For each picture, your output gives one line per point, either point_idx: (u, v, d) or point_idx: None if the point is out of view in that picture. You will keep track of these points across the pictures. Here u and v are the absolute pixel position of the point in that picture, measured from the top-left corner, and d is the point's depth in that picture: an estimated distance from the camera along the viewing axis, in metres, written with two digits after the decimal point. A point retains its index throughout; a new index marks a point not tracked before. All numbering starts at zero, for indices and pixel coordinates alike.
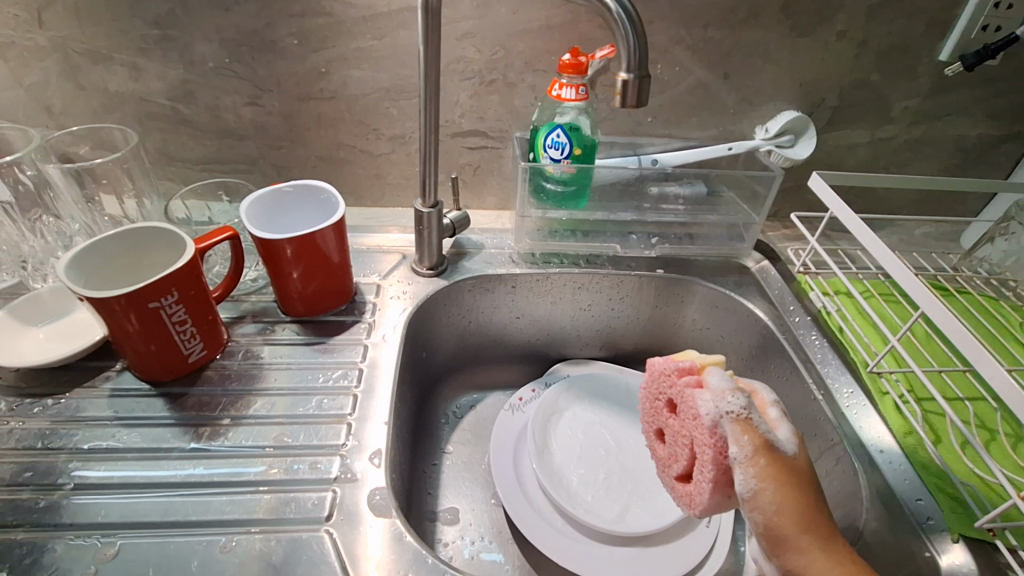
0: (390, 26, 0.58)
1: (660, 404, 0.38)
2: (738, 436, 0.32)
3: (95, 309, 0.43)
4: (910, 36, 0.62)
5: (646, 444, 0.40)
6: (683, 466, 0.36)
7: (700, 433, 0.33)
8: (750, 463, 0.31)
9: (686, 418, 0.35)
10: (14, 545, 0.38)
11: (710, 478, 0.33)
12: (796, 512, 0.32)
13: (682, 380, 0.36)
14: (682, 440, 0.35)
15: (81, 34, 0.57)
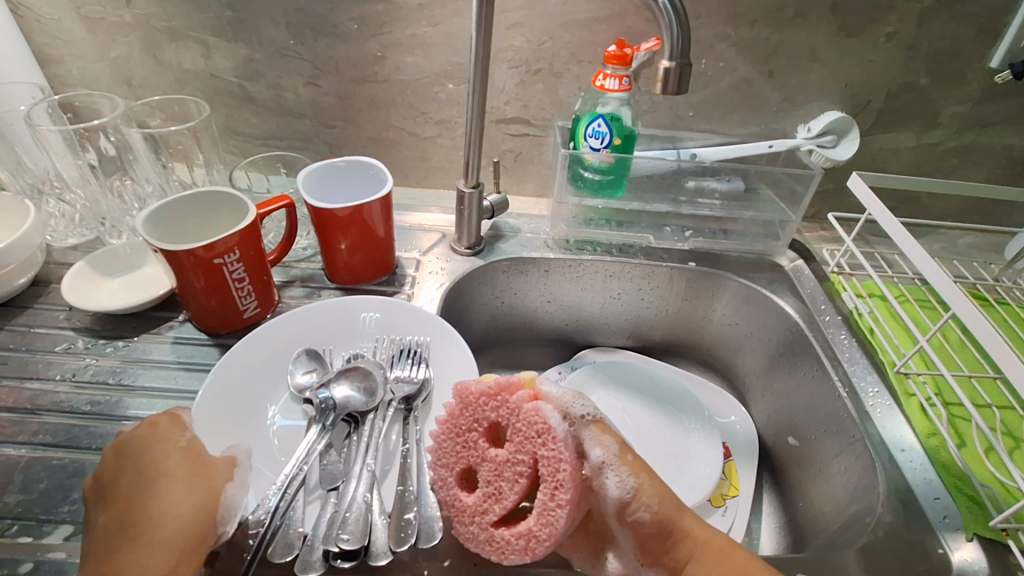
0: (444, 13, 0.61)
1: (480, 438, 0.33)
2: (598, 437, 0.33)
3: (167, 261, 0.47)
4: (962, 41, 0.61)
5: (455, 496, 0.34)
6: (514, 501, 0.32)
7: (551, 453, 0.30)
8: (617, 463, 0.33)
9: (523, 439, 0.31)
10: (87, 464, 0.43)
11: (565, 503, 0.30)
12: (668, 508, 0.34)
13: (512, 398, 0.32)
14: (515, 469, 0.32)
15: (163, 13, 0.62)
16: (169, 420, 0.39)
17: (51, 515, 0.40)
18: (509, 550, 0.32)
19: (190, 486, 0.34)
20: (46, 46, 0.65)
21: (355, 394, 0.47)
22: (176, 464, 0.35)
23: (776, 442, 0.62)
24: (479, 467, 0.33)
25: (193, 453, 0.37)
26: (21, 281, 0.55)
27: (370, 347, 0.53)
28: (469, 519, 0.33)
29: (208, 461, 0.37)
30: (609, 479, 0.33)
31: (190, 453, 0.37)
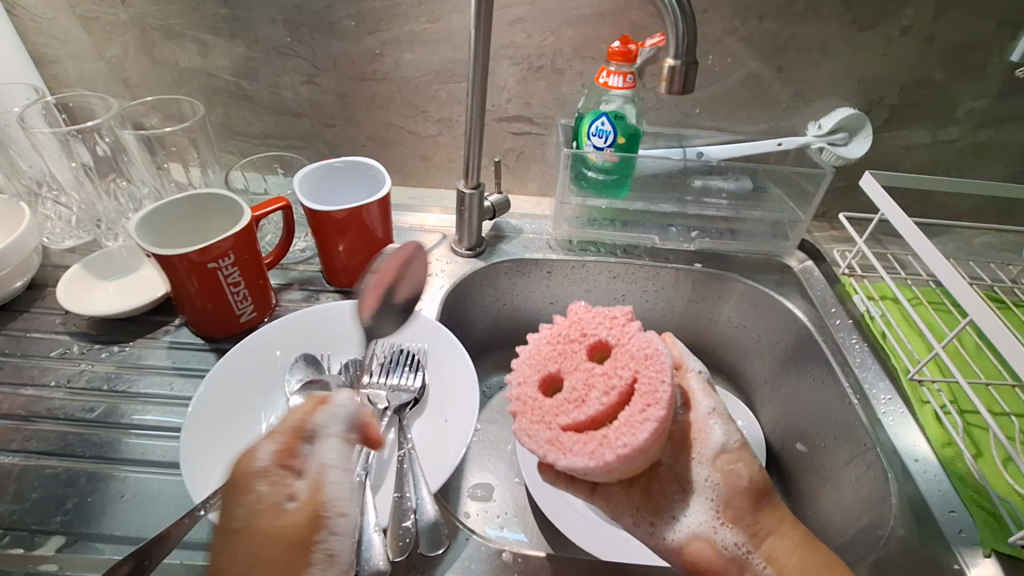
0: (443, 9, 0.60)
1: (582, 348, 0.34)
2: (707, 393, 0.37)
3: (160, 266, 0.46)
4: (981, 34, 0.59)
5: (527, 394, 0.33)
6: (596, 407, 0.31)
7: (654, 368, 0.31)
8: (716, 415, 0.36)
9: (628, 355, 0.33)
10: (80, 474, 0.42)
11: (653, 414, 0.29)
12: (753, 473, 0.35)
13: (628, 322, 0.35)
14: (610, 376, 0.32)
15: (158, 12, 0.61)
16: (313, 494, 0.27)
17: (43, 525, 0.40)
18: (572, 453, 0.30)
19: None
20: (42, 46, 0.64)
21: None
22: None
23: (784, 448, 0.60)
24: (570, 372, 0.33)
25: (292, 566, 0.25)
26: (18, 285, 0.55)
27: (368, 352, 0.52)
28: (537, 419, 0.32)
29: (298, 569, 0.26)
30: (714, 425, 0.35)
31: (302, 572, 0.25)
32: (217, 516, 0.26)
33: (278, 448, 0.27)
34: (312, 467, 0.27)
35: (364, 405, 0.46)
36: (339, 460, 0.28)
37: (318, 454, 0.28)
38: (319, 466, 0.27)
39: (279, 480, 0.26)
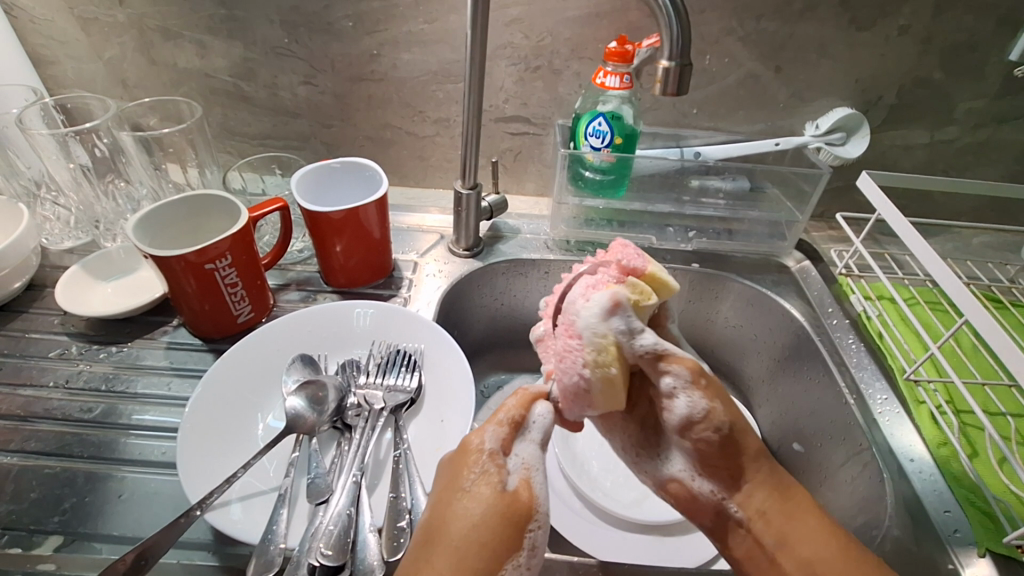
0: (441, 10, 0.60)
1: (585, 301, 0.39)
2: (677, 358, 0.32)
3: (157, 267, 0.46)
4: (979, 34, 0.58)
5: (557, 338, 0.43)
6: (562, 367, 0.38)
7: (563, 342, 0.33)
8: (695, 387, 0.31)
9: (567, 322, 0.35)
10: (78, 474, 0.43)
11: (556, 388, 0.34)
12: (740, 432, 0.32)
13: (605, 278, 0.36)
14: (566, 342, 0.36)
15: (156, 13, 0.61)
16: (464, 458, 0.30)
17: (41, 525, 0.40)
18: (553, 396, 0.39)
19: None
20: (41, 47, 0.64)
21: (305, 405, 0.45)
22: (465, 547, 0.27)
23: (780, 448, 0.60)
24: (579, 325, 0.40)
25: (481, 519, 0.28)
26: (17, 285, 0.55)
27: (366, 352, 0.52)
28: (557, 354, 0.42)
29: (506, 540, 0.28)
30: (679, 400, 0.31)
31: (462, 523, 0.28)
32: (488, 484, 0.29)
33: (499, 435, 0.31)
34: (525, 457, 0.31)
35: (360, 406, 0.46)
36: (539, 463, 0.31)
37: (533, 449, 0.31)
38: (527, 459, 0.30)
39: (493, 453, 0.30)
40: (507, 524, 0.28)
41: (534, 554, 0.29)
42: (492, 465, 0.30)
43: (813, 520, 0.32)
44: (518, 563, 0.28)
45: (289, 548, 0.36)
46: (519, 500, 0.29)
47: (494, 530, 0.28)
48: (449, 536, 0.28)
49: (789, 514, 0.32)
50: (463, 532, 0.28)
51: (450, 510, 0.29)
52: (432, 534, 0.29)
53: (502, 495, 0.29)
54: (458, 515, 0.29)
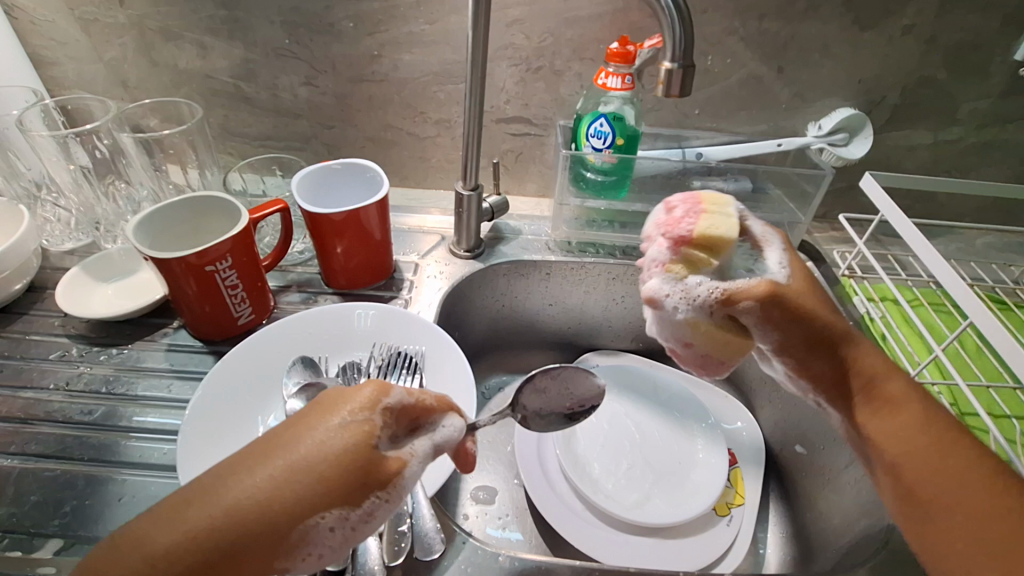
0: (442, 10, 0.59)
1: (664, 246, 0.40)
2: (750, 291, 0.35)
3: (157, 269, 0.46)
4: (984, 34, 0.58)
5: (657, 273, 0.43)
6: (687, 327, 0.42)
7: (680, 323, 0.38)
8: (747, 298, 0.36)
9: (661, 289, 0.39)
10: (78, 477, 0.43)
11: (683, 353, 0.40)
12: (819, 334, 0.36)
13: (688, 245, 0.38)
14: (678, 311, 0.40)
15: (157, 14, 0.61)
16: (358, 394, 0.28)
17: (42, 528, 0.40)
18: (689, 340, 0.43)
19: (257, 519, 0.25)
20: (41, 48, 0.64)
21: None
22: (301, 467, 0.26)
23: (783, 449, 0.60)
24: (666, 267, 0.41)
25: (326, 451, 0.26)
26: (18, 287, 0.55)
27: (366, 354, 0.52)
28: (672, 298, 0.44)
29: (343, 485, 0.26)
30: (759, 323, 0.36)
31: (315, 447, 0.26)
32: (359, 429, 0.27)
33: (405, 397, 0.29)
34: (420, 444, 0.29)
35: None
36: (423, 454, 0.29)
37: (428, 444, 0.29)
38: (416, 445, 0.29)
39: (390, 402, 0.28)
40: (353, 474, 0.26)
41: (362, 520, 0.27)
42: (380, 412, 0.28)
43: (912, 410, 0.35)
44: (342, 516, 0.26)
45: None
46: (382, 468, 0.27)
47: (339, 472, 0.26)
48: (288, 450, 0.26)
49: (894, 409, 0.35)
50: (304, 456, 0.26)
51: (305, 426, 0.27)
52: (273, 442, 0.27)
53: (368, 447, 0.27)
54: (311, 433, 0.27)
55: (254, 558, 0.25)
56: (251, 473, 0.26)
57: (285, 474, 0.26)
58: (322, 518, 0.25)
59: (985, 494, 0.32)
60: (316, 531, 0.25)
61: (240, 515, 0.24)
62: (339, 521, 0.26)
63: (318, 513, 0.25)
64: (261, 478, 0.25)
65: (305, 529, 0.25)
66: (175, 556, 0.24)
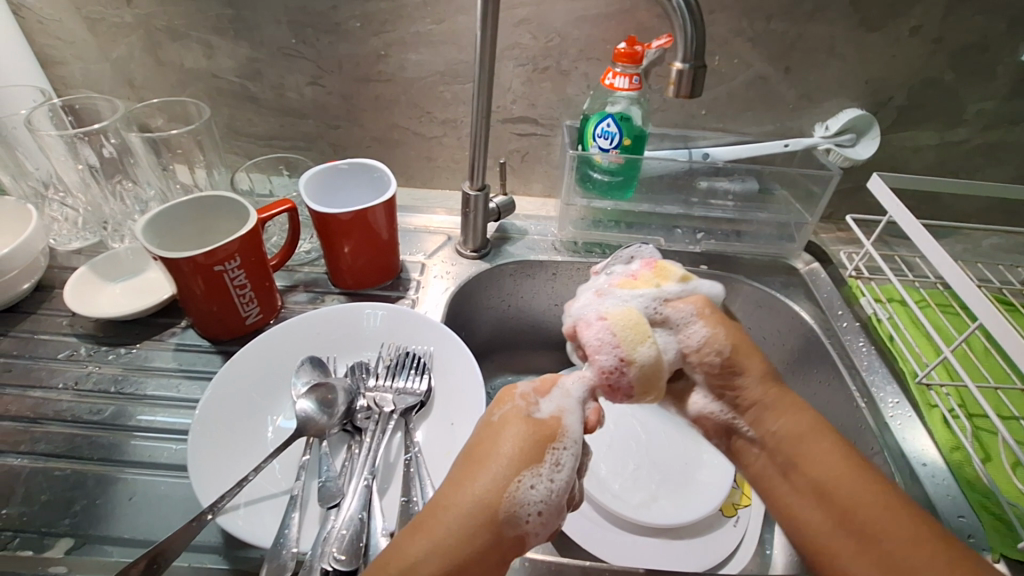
0: (449, 10, 0.59)
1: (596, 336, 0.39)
2: (676, 304, 0.38)
3: (166, 269, 0.46)
4: (992, 33, 0.58)
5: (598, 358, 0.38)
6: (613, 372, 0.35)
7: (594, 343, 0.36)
8: (701, 316, 0.37)
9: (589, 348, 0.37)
10: (87, 477, 0.43)
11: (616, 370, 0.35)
12: (746, 354, 0.37)
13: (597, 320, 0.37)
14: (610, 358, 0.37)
15: (164, 13, 0.61)
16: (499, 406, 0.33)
17: (52, 528, 0.40)
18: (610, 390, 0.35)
19: (481, 505, 0.29)
20: (49, 48, 0.64)
21: (315, 407, 0.44)
22: (496, 459, 0.30)
23: None
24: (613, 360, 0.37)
25: (517, 443, 0.30)
26: (26, 286, 0.55)
27: (374, 354, 0.52)
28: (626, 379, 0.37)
29: (527, 450, 0.30)
30: (688, 329, 0.37)
31: (497, 442, 0.30)
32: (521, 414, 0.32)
33: (534, 382, 0.34)
34: (561, 403, 0.33)
35: (370, 408, 0.46)
36: (572, 406, 0.33)
37: (574, 402, 0.33)
38: (561, 403, 0.33)
39: (527, 393, 0.33)
40: (531, 443, 0.30)
41: (557, 470, 0.30)
42: (524, 401, 0.33)
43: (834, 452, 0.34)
44: (536, 473, 0.29)
45: (300, 552, 0.36)
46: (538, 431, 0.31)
47: (524, 448, 0.30)
48: (486, 454, 0.30)
49: (803, 438, 0.35)
50: (493, 451, 0.30)
51: (484, 439, 0.31)
52: (472, 453, 0.31)
53: (533, 422, 0.31)
54: (491, 442, 0.31)
55: (495, 526, 0.28)
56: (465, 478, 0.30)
57: (498, 464, 0.29)
58: (527, 478, 0.29)
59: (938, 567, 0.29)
60: (528, 492, 0.29)
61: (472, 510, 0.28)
62: (537, 477, 0.29)
63: (520, 478, 0.29)
64: (475, 482, 0.29)
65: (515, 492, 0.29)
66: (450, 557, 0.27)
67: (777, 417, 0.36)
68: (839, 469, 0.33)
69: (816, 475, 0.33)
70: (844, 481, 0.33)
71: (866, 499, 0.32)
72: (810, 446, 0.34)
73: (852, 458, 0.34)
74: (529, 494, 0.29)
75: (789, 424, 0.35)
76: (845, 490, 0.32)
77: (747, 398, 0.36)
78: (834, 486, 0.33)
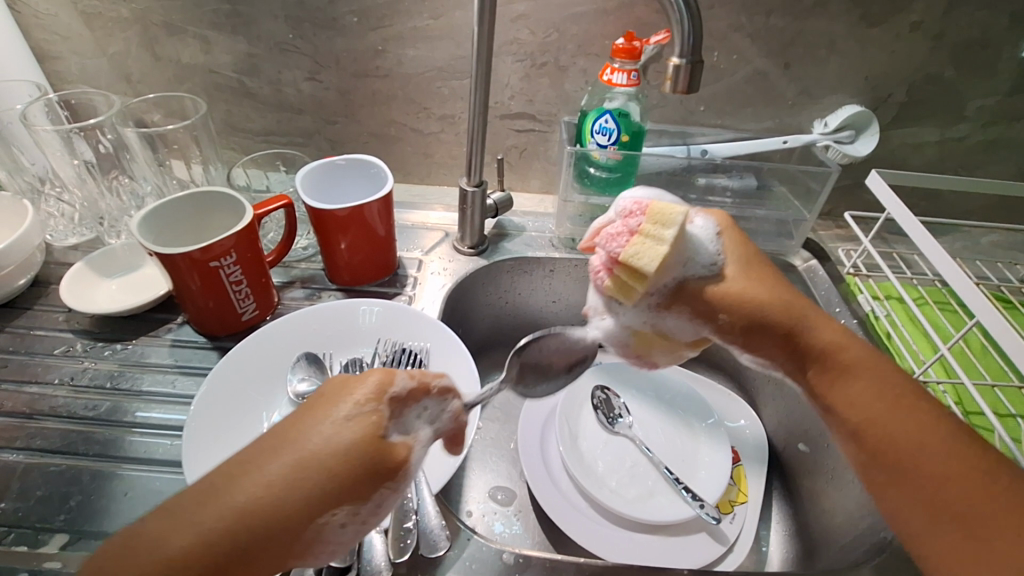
0: (447, 5, 0.59)
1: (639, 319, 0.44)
2: (739, 286, 0.41)
3: (162, 265, 0.46)
4: (994, 29, 0.58)
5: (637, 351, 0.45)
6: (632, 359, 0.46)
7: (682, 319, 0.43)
8: (719, 281, 0.41)
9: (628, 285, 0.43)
10: (82, 472, 0.43)
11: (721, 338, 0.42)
12: (810, 322, 0.39)
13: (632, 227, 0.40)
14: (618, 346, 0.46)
15: (160, 8, 0.61)
16: (401, 450, 0.29)
17: (47, 523, 0.40)
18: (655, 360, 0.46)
19: (251, 526, 0.25)
20: (44, 42, 0.64)
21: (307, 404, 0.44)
22: (310, 467, 0.26)
23: (786, 448, 0.60)
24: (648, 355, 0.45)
25: (339, 457, 0.27)
26: (21, 282, 0.55)
27: (370, 350, 0.52)
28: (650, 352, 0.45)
29: (349, 480, 0.27)
30: (702, 309, 0.41)
31: (318, 441, 0.27)
32: (366, 422, 0.28)
33: (408, 385, 0.30)
34: (417, 431, 0.30)
35: None
36: (424, 442, 0.31)
37: (430, 433, 0.31)
38: (418, 430, 0.30)
39: (396, 395, 0.29)
40: (355, 472, 0.27)
41: (370, 514, 0.28)
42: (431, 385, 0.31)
43: (941, 430, 0.34)
44: (351, 512, 0.27)
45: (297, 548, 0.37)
46: (391, 458, 0.28)
47: (341, 469, 0.27)
48: (297, 448, 0.27)
49: (845, 374, 0.37)
50: (313, 453, 0.27)
51: (308, 429, 0.27)
52: (285, 449, 0.27)
53: (375, 438, 0.28)
54: (316, 435, 0.27)
55: (269, 559, 0.26)
56: (244, 469, 0.26)
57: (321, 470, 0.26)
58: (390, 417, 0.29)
59: (939, 455, 0.33)
60: (331, 526, 0.27)
61: (250, 515, 0.25)
62: (348, 517, 0.27)
63: (330, 513, 0.27)
64: (270, 483, 0.26)
65: (320, 526, 0.27)
66: (247, 519, 0.25)
67: (824, 332, 0.38)
68: (882, 408, 0.35)
69: (892, 428, 0.35)
70: (842, 339, 0.38)
71: (917, 427, 0.34)
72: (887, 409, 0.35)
73: (900, 391, 0.35)
74: (331, 528, 0.27)
75: (864, 391, 0.36)
76: (895, 434, 0.34)
77: (764, 324, 0.39)
78: (887, 439, 0.35)
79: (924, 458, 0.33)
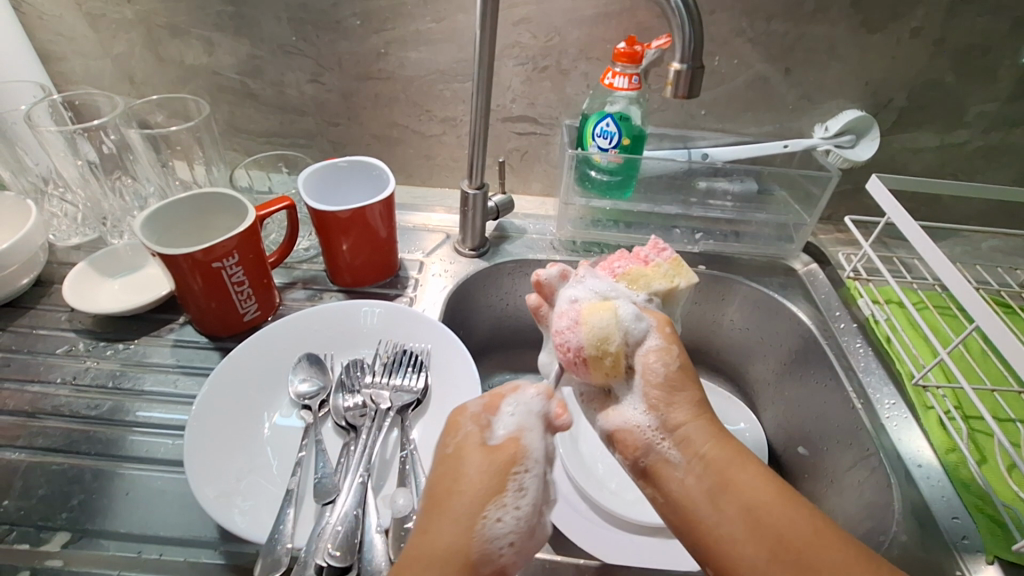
0: (449, 9, 0.59)
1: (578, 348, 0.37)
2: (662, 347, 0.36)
3: (164, 265, 0.46)
4: (994, 35, 0.58)
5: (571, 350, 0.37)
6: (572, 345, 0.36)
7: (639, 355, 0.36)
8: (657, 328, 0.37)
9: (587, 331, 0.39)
10: (83, 470, 0.43)
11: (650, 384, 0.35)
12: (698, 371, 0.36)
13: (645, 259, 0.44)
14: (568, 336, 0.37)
15: (164, 10, 0.61)
16: (511, 445, 0.31)
17: (49, 521, 0.40)
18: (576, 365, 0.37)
19: (457, 552, 0.28)
20: (48, 43, 0.64)
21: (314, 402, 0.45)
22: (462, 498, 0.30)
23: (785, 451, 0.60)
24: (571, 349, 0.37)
25: (483, 475, 0.30)
26: (24, 281, 0.55)
27: (372, 351, 0.52)
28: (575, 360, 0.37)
29: (489, 485, 0.30)
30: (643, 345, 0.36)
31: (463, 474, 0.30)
32: (498, 450, 0.31)
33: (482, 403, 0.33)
34: (521, 419, 0.32)
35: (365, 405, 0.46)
36: (532, 420, 0.32)
37: (534, 419, 0.32)
38: (521, 420, 0.32)
39: (477, 415, 0.33)
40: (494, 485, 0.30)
41: (520, 496, 0.30)
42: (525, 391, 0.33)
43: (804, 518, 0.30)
44: (501, 505, 0.29)
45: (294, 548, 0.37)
46: (507, 450, 0.31)
47: (488, 483, 0.30)
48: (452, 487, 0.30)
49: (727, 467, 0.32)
50: (460, 485, 0.30)
51: (444, 474, 0.31)
52: (436, 498, 0.30)
53: (494, 450, 0.31)
54: (454, 478, 0.31)
55: None
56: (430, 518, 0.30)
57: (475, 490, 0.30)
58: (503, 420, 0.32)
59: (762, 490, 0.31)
60: (494, 526, 0.29)
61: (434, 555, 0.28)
62: (502, 509, 0.29)
63: (484, 514, 0.29)
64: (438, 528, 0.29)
65: (480, 528, 0.29)
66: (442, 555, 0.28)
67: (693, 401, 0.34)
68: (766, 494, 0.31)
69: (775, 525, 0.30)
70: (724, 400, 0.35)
71: (817, 531, 0.29)
72: (727, 491, 0.31)
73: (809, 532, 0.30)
74: (494, 528, 0.29)
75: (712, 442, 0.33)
76: (789, 534, 0.29)
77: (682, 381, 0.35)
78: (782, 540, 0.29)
79: (793, 536, 0.29)
